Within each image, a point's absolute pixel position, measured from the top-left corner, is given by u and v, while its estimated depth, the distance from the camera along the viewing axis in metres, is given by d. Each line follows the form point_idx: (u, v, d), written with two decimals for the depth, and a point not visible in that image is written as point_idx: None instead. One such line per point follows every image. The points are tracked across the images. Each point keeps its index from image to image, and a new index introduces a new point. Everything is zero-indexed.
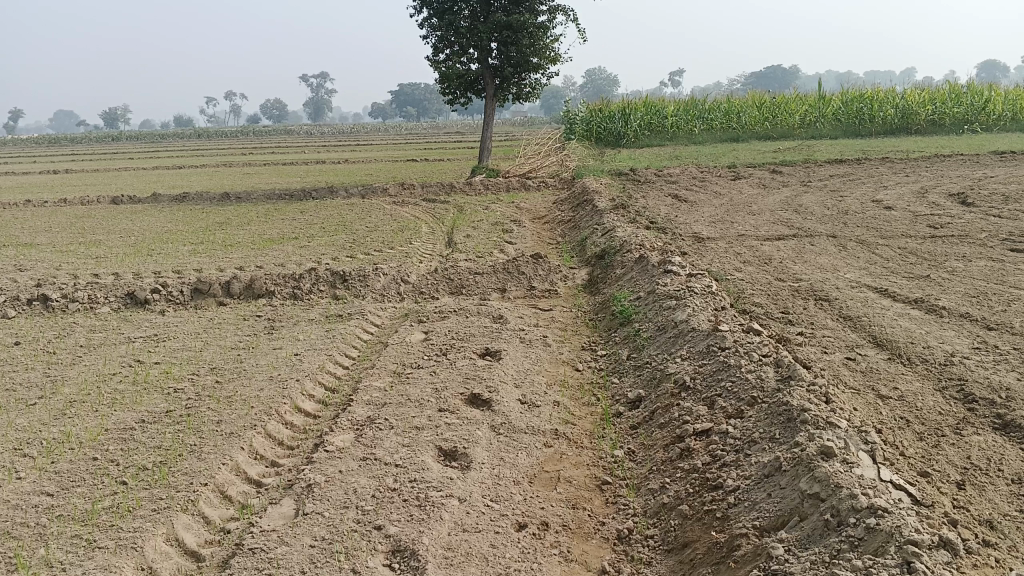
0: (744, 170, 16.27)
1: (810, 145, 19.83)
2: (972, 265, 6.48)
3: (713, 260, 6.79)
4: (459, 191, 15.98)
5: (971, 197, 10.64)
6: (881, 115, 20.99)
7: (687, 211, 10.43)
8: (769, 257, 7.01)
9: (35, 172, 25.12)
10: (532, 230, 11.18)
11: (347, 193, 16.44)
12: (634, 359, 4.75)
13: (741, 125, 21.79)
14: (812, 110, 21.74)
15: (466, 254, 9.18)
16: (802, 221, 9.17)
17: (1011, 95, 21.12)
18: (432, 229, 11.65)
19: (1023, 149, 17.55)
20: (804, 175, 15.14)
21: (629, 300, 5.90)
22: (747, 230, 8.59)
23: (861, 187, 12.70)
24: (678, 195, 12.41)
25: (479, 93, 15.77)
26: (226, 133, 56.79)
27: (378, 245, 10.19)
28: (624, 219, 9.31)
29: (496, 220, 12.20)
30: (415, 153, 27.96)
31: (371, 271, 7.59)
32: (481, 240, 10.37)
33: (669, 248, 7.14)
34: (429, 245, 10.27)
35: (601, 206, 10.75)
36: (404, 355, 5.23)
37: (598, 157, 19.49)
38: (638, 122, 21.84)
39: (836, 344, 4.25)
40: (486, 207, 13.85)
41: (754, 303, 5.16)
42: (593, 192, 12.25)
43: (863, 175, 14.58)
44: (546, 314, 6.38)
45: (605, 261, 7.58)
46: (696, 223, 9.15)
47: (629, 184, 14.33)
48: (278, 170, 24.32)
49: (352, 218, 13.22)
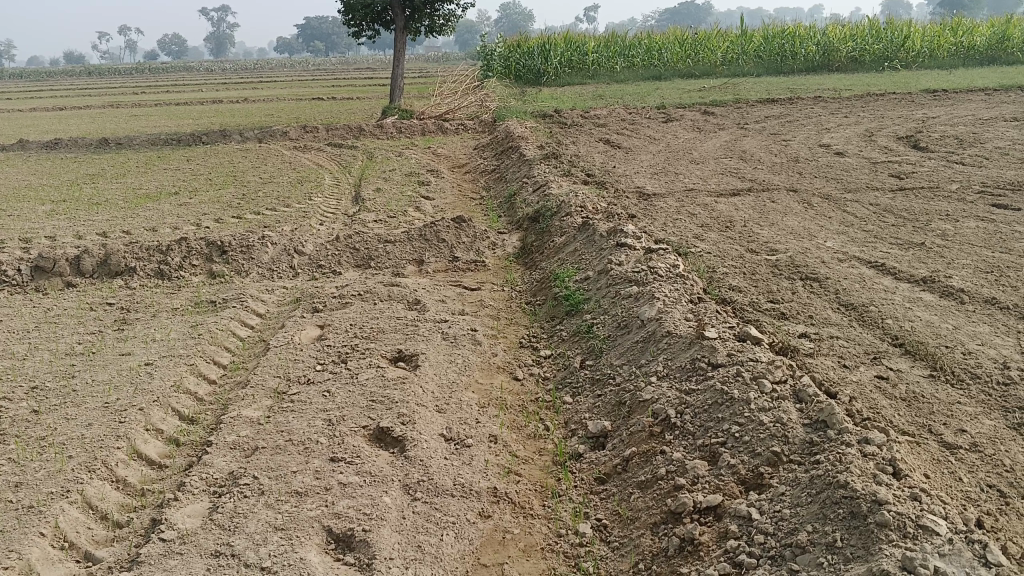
0: (674, 111, 15.31)
1: (735, 83, 18.97)
2: (963, 226, 5.62)
3: (669, 224, 5.76)
4: (369, 135, 14.57)
5: (923, 141, 9.90)
6: (803, 52, 20.30)
7: (623, 160, 9.38)
8: (730, 218, 6.01)
9: None
10: (450, 181, 10.00)
11: (243, 137, 14.83)
12: (590, 368, 3.71)
13: (663, 62, 20.77)
14: (734, 46, 20.88)
15: (376, 214, 7.94)
16: (753, 171, 8.25)
17: (929, 31, 20.67)
18: (337, 181, 10.34)
19: (948, 87, 17.05)
20: (738, 117, 14.24)
21: (573, 280, 4.82)
22: (696, 183, 7.59)
23: (802, 130, 11.86)
24: (610, 141, 11.33)
25: (388, 25, 14.25)
26: (117, 71, 52.75)
27: (273, 202, 8.83)
28: (556, 171, 8.20)
29: (409, 169, 10.97)
30: (321, 91, 26.08)
31: (257, 240, 6.31)
32: (392, 194, 9.10)
33: (614, 209, 6.09)
34: (332, 201, 8.98)
35: (528, 155, 9.60)
36: (289, 364, 4.05)
37: (518, 97, 18.21)
38: (559, 60, 20.59)
39: (854, 351, 3.29)
40: (398, 154, 12.50)
41: (733, 288, 4.16)
42: (518, 138, 11.10)
43: (799, 117, 13.78)
44: (472, 296, 5.26)
45: (540, 224, 6.47)
46: (637, 175, 8.11)
47: (555, 128, 13.18)
48: (168, 112, 22.19)
49: (246, 168, 11.72)
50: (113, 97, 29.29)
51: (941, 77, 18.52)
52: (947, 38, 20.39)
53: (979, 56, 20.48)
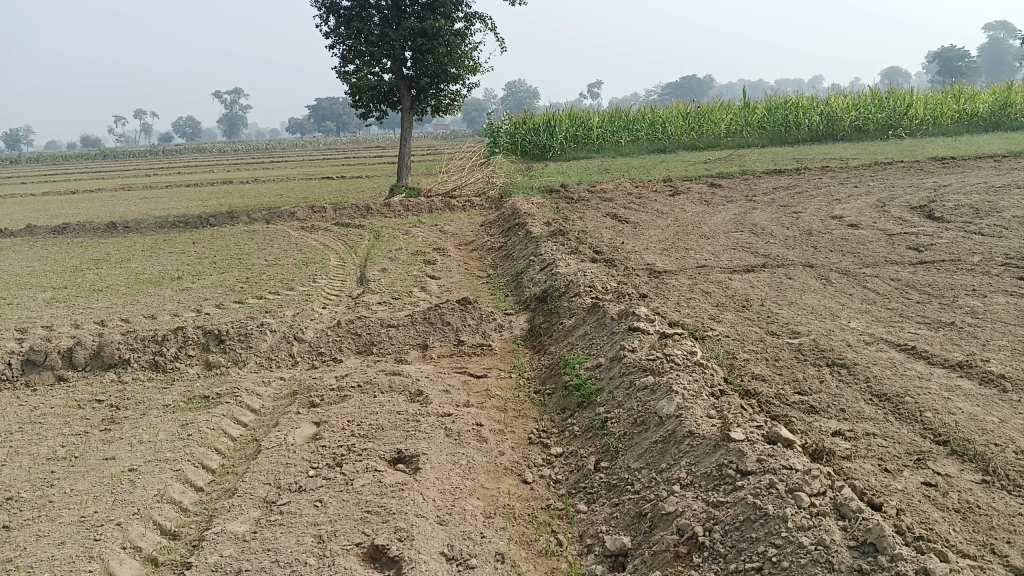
0: (681, 184, 15.25)
1: (741, 155, 18.99)
2: (992, 301, 5.36)
3: (683, 304, 5.52)
4: (375, 213, 14.52)
5: (937, 210, 9.71)
6: (807, 123, 20.38)
7: (632, 236, 9.21)
8: (746, 297, 5.78)
9: None
10: (456, 260, 9.84)
11: (249, 218, 14.80)
12: (605, 470, 3.43)
13: (667, 135, 20.87)
14: (738, 118, 20.99)
15: (380, 296, 7.74)
16: (765, 245, 8.04)
17: (932, 100, 20.75)
18: (341, 262, 10.19)
19: (955, 154, 16.98)
20: (746, 188, 14.14)
21: (584, 367, 4.56)
22: (708, 258, 7.38)
23: (813, 201, 11.71)
24: (618, 215, 11.20)
25: (394, 105, 14.34)
26: (130, 153, 53.69)
27: (275, 285, 8.66)
28: (564, 249, 8.02)
29: (415, 247, 10.83)
30: (329, 170, 26.30)
31: (255, 327, 6.11)
32: (397, 275, 8.93)
33: (625, 289, 5.86)
34: (335, 282, 8.81)
35: (535, 232, 9.44)
36: (282, 470, 3.78)
37: (524, 172, 18.24)
38: (564, 135, 20.71)
39: (895, 451, 3.00)
40: (404, 232, 12.40)
41: (755, 377, 3.89)
42: (524, 215, 10.99)
43: (808, 187, 13.66)
44: (478, 384, 5.00)
45: (548, 305, 6.25)
46: (647, 252, 7.92)
47: (562, 203, 13.09)
48: (177, 193, 22.34)
49: (250, 250, 11.63)
50: (124, 179, 29.62)
51: (947, 144, 18.48)
52: (950, 106, 20.45)
53: (983, 123, 20.49)
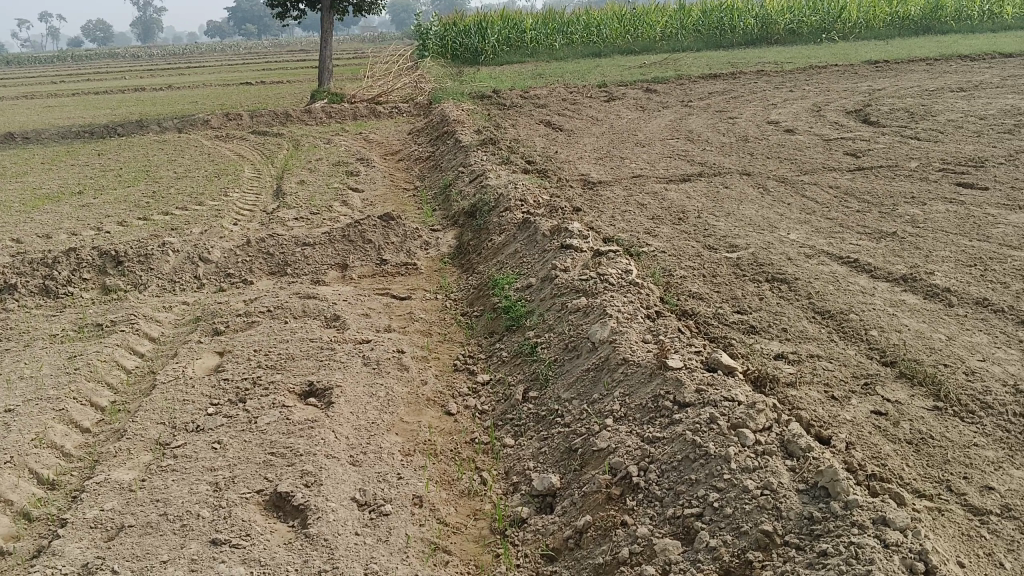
0: (616, 89, 14.82)
1: (676, 59, 18.56)
2: (931, 209, 5.20)
3: (618, 218, 5.23)
4: (296, 120, 13.78)
5: (874, 115, 9.55)
6: (741, 26, 19.97)
7: (565, 144, 8.83)
8: (682, 209, 5.50)
9: None
10: (382, 170, 9.36)
11: (160, 126, 13.89)
12: (534, 400, 3.16)
13: (601, 38, 20.24)
14: (672, 21, 20.45)
15: (297, 211, 7.27)
16: (702, 152, 7.78)
17: (866, 3, 20.50)
18: (258, 173, 9.61)
19: (888, 58, 16.86)
20: (682, 94, 13.81)
21: (513, 288, 4.26)
22: (642, 167, 7.08)
23: (748, 106, 11.45)
24: (550, 122, 10.78)
25: (313, 5, 13.43)
26: (35, 58, 50.32)
27: (184, 200, 8.10)
28: (494, 158, 7.63)
29: (338, 157, 10.28)
30: (249, 75, 25.00)
31: (156, 248, 5.64)
32: (317, 187, 8.42)
33: (557, 202, 5.54)
34: (251, 196, 8.28)
35: (464, 140, 8.98)
36: (177, 407, 3.41)
37: (454, 77, 17.53)
38: (496, 38, 19.92)
39: (841, 375, 2.79)
40: (327, 141, 11.77)
41: (694, 295, 3.64)
42: (453, 122, 10.48)
43: (744, 92, 13.39)
44: (399, 306, 4.67)
45: (476, 220, 5.90)
46: (580, 161, 7.57)
47: (493, 109, 12.57)
48: (84, 101, 20.96)
49: (159, 161, 10.90)
50: (28, 86, 27.74)
51: (879, 48, 18.33)
52: (883, 9, 20.24)
53: (914, 26, 20.38)
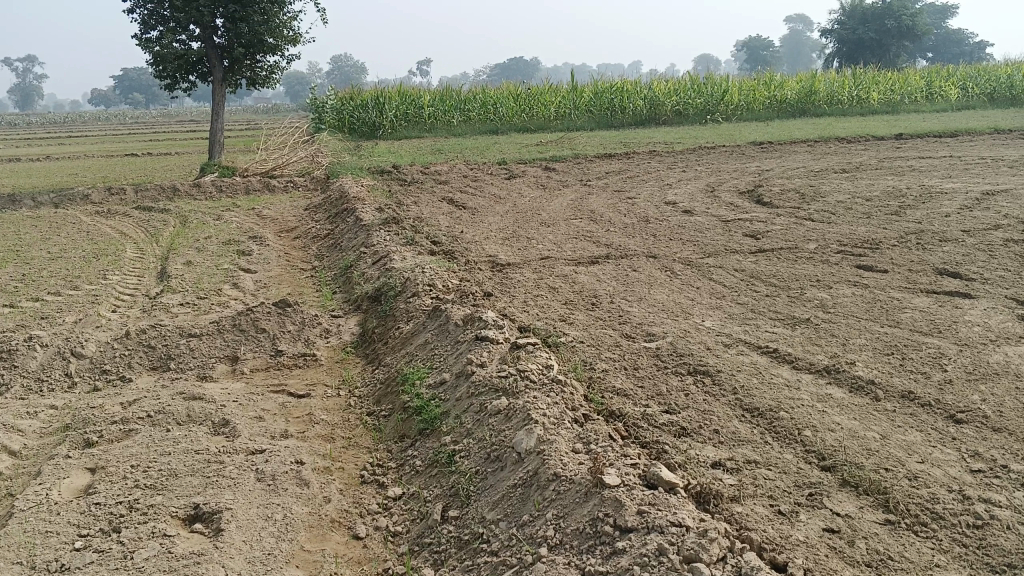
0: (515, 166, 14.92)
1: (571, 138, 18.94)
2: (837, 293, 5.25)
3: (531, 304, 5.05)
4: (185, 195, 13.20)
5: (766, 195, 9.84)
6: (631, 106, 20.67)
7: (468, 223, 8.68)
8: (595, 294, 5.38)
9: None
10: (276, 249, 8.96)
11: (34, 201, 13.04)
12: (454, 520, 2.87)
13: (498, 116, 20.51)
14: (566, 100, 20.98)
15: (183, 296, 6.79)
16: (607, 233, 7.75)
17: (745, 87, 21.59)
18: (141, 252, 9.05)
19: (770, 139, 17.69)
20: (580, 172, 13.99)
21: (423, 385, 3.98)
22: (549, 248, 6.98)
23: (646, 185, 11.66)
24: (452, 200, 10.65)
25: (204, 77, 13.04)
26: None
27: (56, 284, 7.47)
28: (396, 239, 7.38)
29: (229, 235, 9.81)
30: (134, 146, 24.06)
31: (21, 343, 5.10)
32: (206, 268, 7.94)
33: (466, 287, 5.31)
34: (132, 278, 7.73)
35: (364, 219, 8.71)
36: (38, 541, 2.95)
37: (351, 152, 17.30)
38: (394, 113, 19.89)
39: (784, 485, 2.64)
40: (217, 217, 11.26)
41: (619, 391, 3.45)
42: (352, 199, 10.21)
43: (639, 171, 13.68)
44: (298, 405, 4.31)
45: (380, 305, 5.60)
46: (485, 241, 7.41)
47: (393, 186, 12.38)
48: None
49: (31, 240, 10.15)
50: None
51: (761, 129, 19.25)
52: (761, 93, 21.36)
53: (791, 109, 21.56)
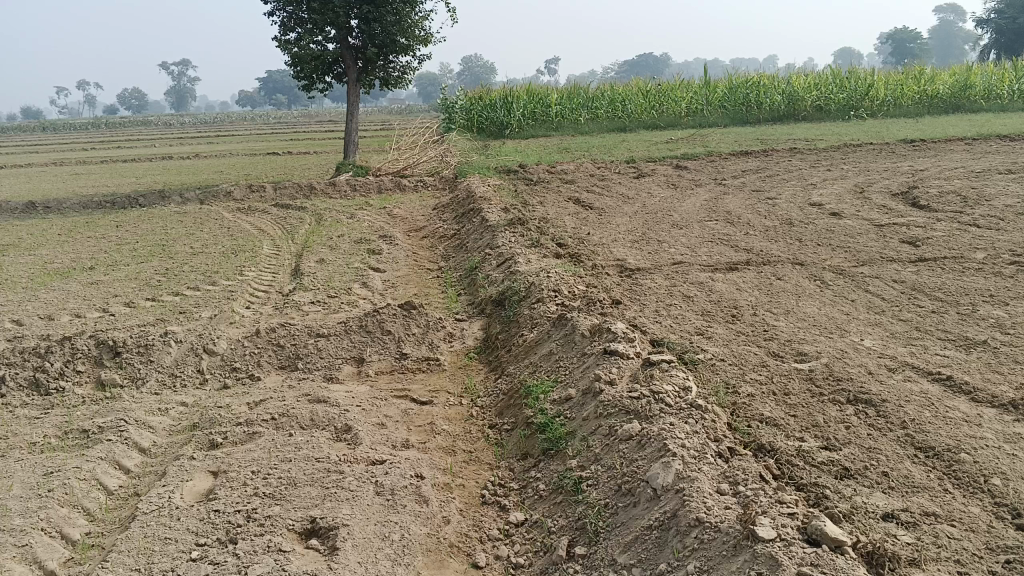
0: (645, 165, 14.50)
1: (703, 135, 18.29)
2: (1016, 311, 4.66)
3: (665, 315, 4.71)
4: (320, 193, 13.53)
5: (923, 198, 9.07)
6: (768, 102, 19.77)
7: (597, 224, 8.39)
8: (735, 305, 4.99)
9: None
10: (405, 248, 8.97)
11: (182, 197, 13.70)
12: (582, 558, 2.63)
13: (627, 114, 20.07)
14: (698, 97, 20.29)
15: (313, 294, 6.84)
16: (746, 237, 7.30)
17: (893, 81, 20.25)
18: (277, 250, 9.27)
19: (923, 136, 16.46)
20: (714, 171, 13.44)
21: (549, 399, 3.74)
22: (684, 253, 6.61)
23: (786, 186, 11.02)
24: (580, 200, 10.38)
25: (339, 78, 13.31)
26: (70, 125, 51.34)
27: (196, 279, 7.71)
28: (524, 240, 7.19)
29: (360, 233, 9.92)
30: (275, 146, 25.07)
31: (158, 339, 5.21)
32: (336, 266, 8.01)
33: (596, 294, 5.05)
34: (267, 275, 7.90)
35: (491, 219, 8.58)
36: (156, 548, 2.89)
37: (480, 151, 17.34)
38: (522, 112, 19.81)
39: (974, 550, 2.27)
40: (349, 216, 11.45)
41: (768, 421, 3.12)
42: (480, 199, 10.12)
43: (779, 170, 12.98)
44: (420, 413, 4.15)
45: (505, 310, 5.39)
46: (615, 244, 7.11)
47: (520, 185, 12.24)
48: (111, 170, 20.98)
49: (177, 235, 10.60)
50: (57, 154, 27.97)
51: (911, 126, 17.98)
52: (911, 87, 19.98)
53: (944, 104, 20.07)
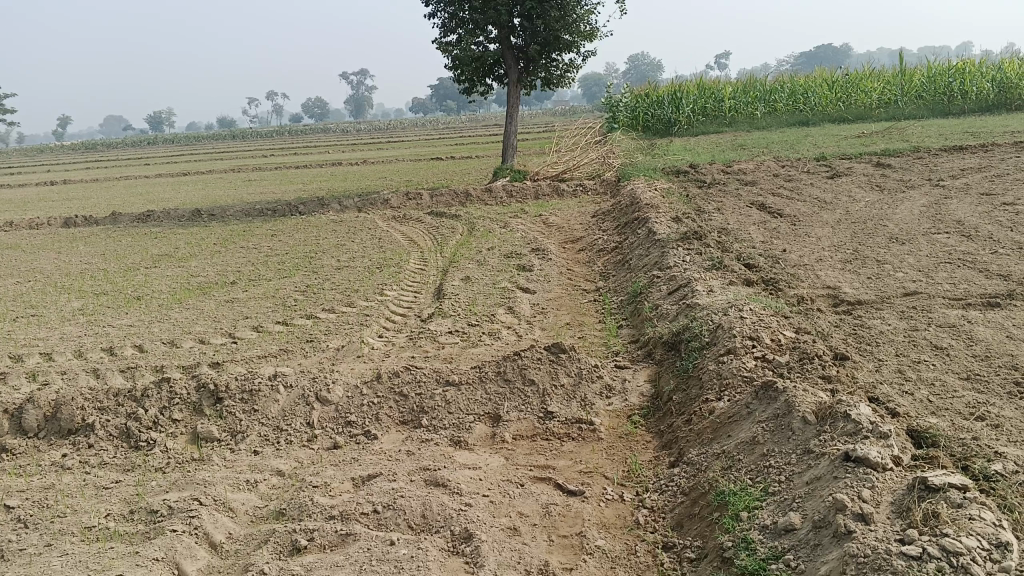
0: (837, 164, 12.72)
1: (901, 128, 16.08)
2: None
3: (916, 385, 3.36)
4: (476, 200, 12.75)
5: None
6: (975, 90, 17.13)
7: (791, 238, 6.99)
8: (1012, 366, 3.56)
9: (33, 184, 22.61)
10: (562, 264, 7.92)
11: (339, 204, 13.32)
12: None
13: (809, 107, 18.12)
14: (891, 87, 17.95)
15: (453, 321, 5.89)
16: (994, 257, 5.71)
17: None
18: (423, 264, 8.46)
19: None
20: (923, 170, 11.53)
21: (757, 520, 2.54)
22: (916, 281, 5.14)
23: (1023, 190, 9.11)
24: (764, 207, 8.96)
25: (500, 80, 12.47)
26: (255, 133, 54.41)
27: (332, 299, 6.99)
28: (702, 260, 5.94)
29: (513, 245, 8.97)
30: (440, 150, 24.83)
31: (264, 383, 4.37)
32: (483, 286, 7.06)
33: (810, 344, 3.76)
34: (408, 296, 7.06)
35: (661, 231, 7.36)
36: None
37: (646, 151, 16.08)
38: (691, 108, 18.23)
39: None
40: (504, 224, 10.57)
41: None
42: (647, 205, 8.91)
43: (1007, 168, 10.91)
44: (566, 515, 3.05)
45: (680, 358, 4.17)
46: (818, 266, 5.73)
47: (692, 188, 10.93)
48: (280, 176, 21.32)
49: (327, 246, 10.08)
50: (236, 160, 29.12)
51: None
52: None
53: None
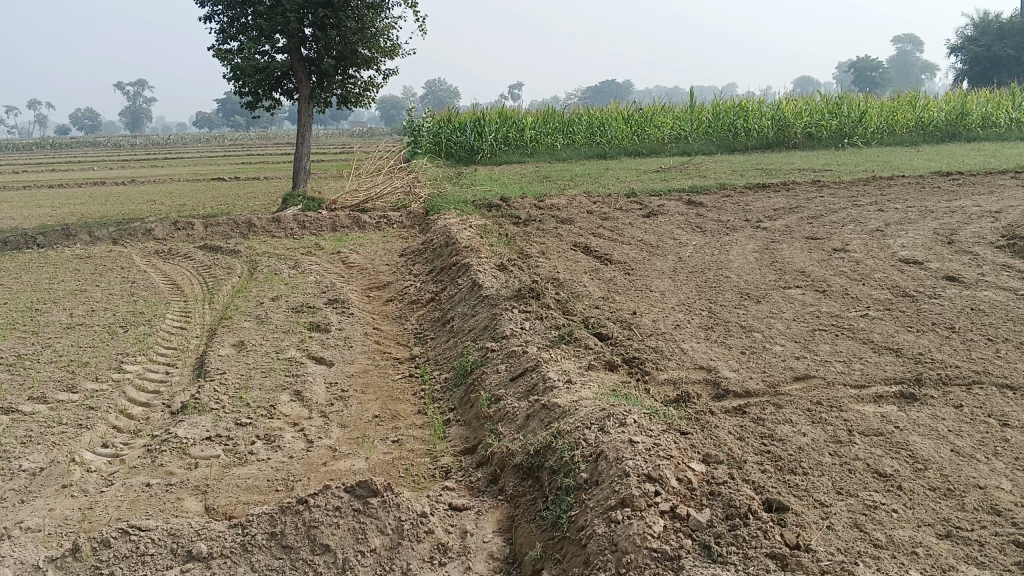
0: (650, 200, 12.23)
1: (697, 163, 16.07)
2: None
3: (897, 558, 2.32)
4: (262, 232, 11.00)
5: None
6: (757, 128, 17.60)
7: (633, 293, 6.01)
8: (993, 508, 2.62)
9: None
10: (364, 321, 6.50)
11: (90, 235, 11.03)
12: None
13: (607, 139, 17.71)
14: (684, 121, 18.03)
15: (215, 418, 4.30)
16: (867, 322, 4.99)
17: (887, 106, 18.28)
18: (186, 321, 6.70)
19: (941, 168, 14.35)
20: (737, 208, 11.23)
21: None
22: (802, 359, 4.25)
23: (846, 233, 8.84)
24: (591, 250, 8.03)
25: (290, 94, 10.86)
26: (10, 145, 48.09)
27: (48, 381, 5.12)
28: (543, 329, 4.77)
29: (305, 293, 7.43)
30: (225, 171, 22.41)
31: None
32: (262, 355, 5.48)
33: (730, 487, 2.63)
34: (159, 373, 5.34)
35: (485, 283, 6.15)
36: None
37: (452, 180, 14.96)
38: (494, 136, 17.49)
39: None
40: (295, 263, 8.97)
41: None
42: (463, 247, 7.71)
43: (816, 209, 10.81)
44: None
45: (543, 499, 2.93)
46: (680, 336, 4.73)
47: (508, 225, 9.89)
48: (26, 197, 18.11)
49: (65, 292, 8.00)
50: None
51: (916, 156, 15.96)
52: (905, 114, 18.05)
53: (940, 133, 18.12)
